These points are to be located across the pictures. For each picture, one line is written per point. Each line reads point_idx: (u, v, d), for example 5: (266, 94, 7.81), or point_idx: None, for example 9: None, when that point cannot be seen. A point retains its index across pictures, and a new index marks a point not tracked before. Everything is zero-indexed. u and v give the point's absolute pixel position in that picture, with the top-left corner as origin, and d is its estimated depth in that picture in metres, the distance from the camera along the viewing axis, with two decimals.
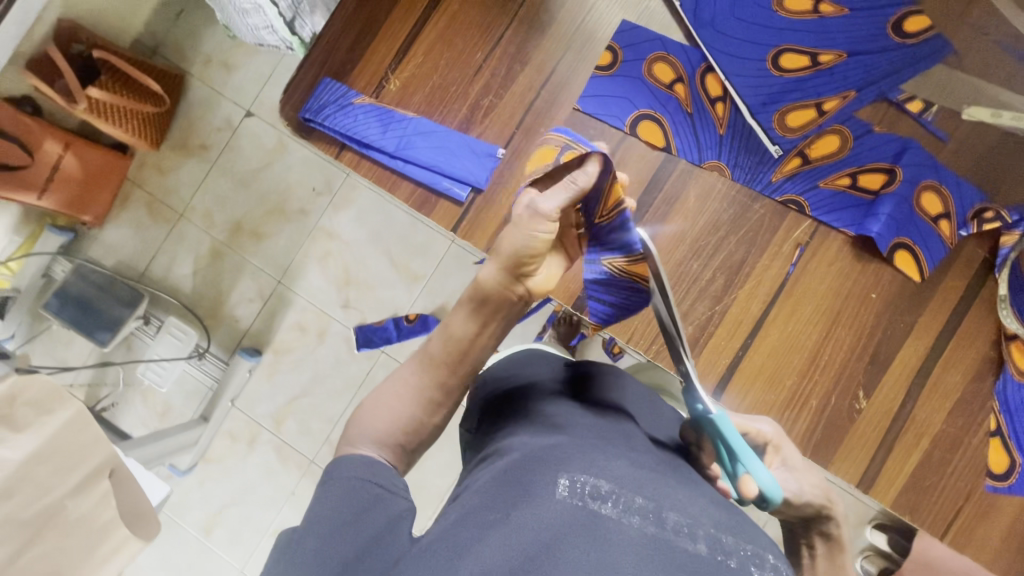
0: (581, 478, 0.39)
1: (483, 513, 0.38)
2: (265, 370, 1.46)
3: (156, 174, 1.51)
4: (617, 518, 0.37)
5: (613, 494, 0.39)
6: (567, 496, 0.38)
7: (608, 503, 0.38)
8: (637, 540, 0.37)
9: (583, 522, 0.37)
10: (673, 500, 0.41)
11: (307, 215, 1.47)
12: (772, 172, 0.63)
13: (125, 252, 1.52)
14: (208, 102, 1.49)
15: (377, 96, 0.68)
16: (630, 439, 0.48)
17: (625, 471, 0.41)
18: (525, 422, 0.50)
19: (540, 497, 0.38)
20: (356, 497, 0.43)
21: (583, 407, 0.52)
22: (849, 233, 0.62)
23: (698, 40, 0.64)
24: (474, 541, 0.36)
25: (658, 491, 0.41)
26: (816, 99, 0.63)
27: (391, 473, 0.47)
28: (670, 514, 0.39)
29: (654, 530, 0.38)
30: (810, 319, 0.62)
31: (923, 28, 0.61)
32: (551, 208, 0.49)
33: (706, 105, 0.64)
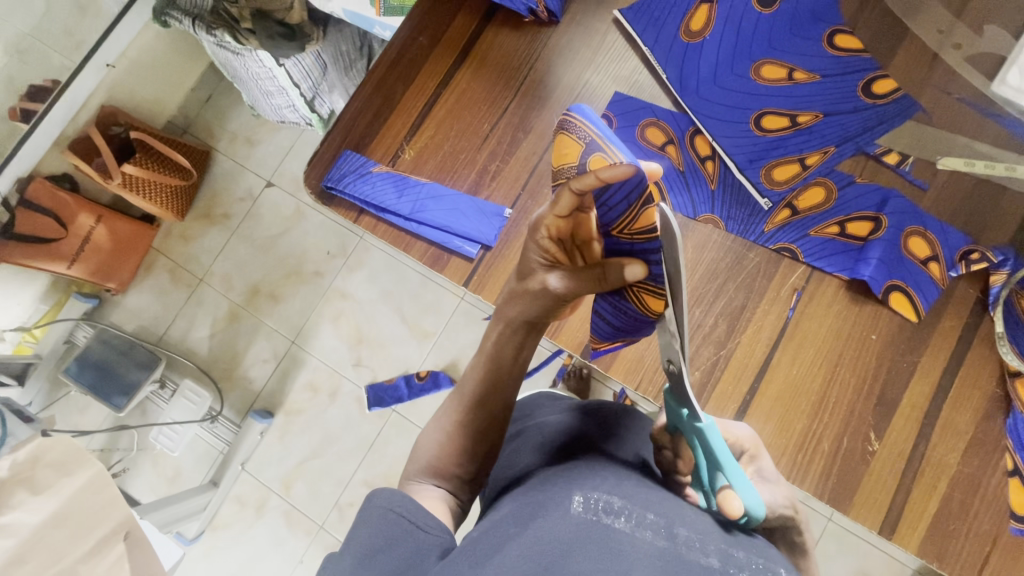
0: (594, 495, 0.43)
1: (503, 530, 0.42)
2: (276, 432, 1.46)
3: (180, 242, 1.59)
4: (629, 530, 0.40)
5: (624, 510, 0.42)
6: (581, 510, 0.42)
7: (620, 518, 0.41)
8: (649, 549, 0.39)
9: (598, 533, 0.40)
10: (684, 519, 0.44)
11: (322, 277, 1.52)
12: (764, 223, 0.67)
13: (146, 317, 1.57)
14: (231, 174, 1.59)
15: (393, 165, 0.74)
16: (639, 467, 0.52)
17: (634, 492, 0.45)
18: (539, 457, 0.54)
19: (557, 512, 0.42)
20: (387, 529, 0.45)
21: (588, 432, 0.56)
22: (843, 277, 0.65)
23: (685, 106, 0.70)
24: (494, 552, 0.39)
25: (668, 511, 0.44)
26: (798, 155, 0.67)
27: (416, 503, 0.47)
28: (680, 529, 0.42)
29: (665, 542, 0.40)
30: (813, 361, 0.64)
31: (891, 89, 0.67)
32: (556, 286, 0.52)
33: (697, 164, 0.69)
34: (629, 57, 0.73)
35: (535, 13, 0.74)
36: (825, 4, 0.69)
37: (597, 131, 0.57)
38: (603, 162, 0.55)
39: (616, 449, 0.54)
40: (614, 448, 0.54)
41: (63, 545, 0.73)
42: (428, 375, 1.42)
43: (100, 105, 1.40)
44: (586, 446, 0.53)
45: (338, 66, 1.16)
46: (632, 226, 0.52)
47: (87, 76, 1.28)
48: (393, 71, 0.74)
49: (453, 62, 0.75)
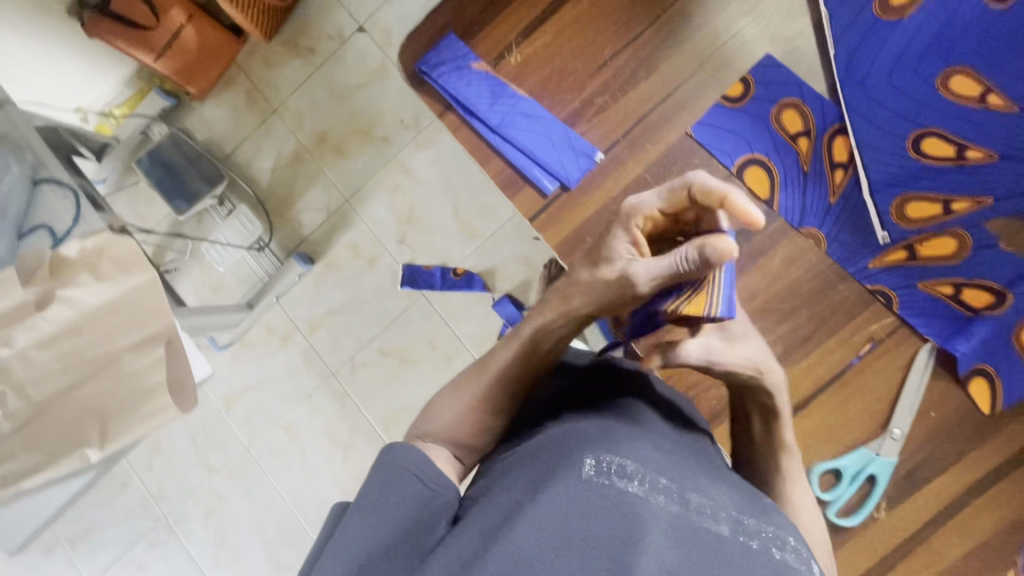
0: (608, 461, 0.53)
1: (524, 488, 0.52)
2: (313, 279, 1.53)
3: (262, 65, 1.57)
4: (643, 494, 0.51)
5: (637, 474, 0.52)
6: (596, 474, 0.51)
7: (634, 482, 0.52)
8: (661, 511, 0.50)
9: (610, 494, 0.50)
10: (696, 487, 0.54)
11: (389, 144, 1.50)
12: (871, 259, 0.59)
13: (217, 130, 1.60)
14: (325, 7, 1.53)
15: (494, 66, 0.67)
16: (653, 430, 0.60)
17: (649, 459, 0.54)
18: (555, 414, 0.63)
19: (572, 475, 0.51)
20: (402, 490, 0.55)
21: (606, 397, 0.64)
22: (931, 344, 0.59)
23: (840, 96, 0.60)
24: (518, 507, 0.50)
25: (680, 478, 0.54)
26: (947, 195, 0.58)
27: (428, 464, 0.58)
28: (692, 496, 0.53)
29: (676, 507, 0.51)
30: (853, 415, 0.60)
31: None
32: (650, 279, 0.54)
33: (826, 167, 0.60)
34: (799, 15, 0.61)
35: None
36: None
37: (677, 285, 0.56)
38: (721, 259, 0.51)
39: (629, 411, 0.62)
40: (628, 411, 0.61)
41: (114, 331, 0.80)
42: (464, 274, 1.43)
43: None
44: (596, 405, 0.62)
45: None
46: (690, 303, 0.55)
47: None
48: None
49: None
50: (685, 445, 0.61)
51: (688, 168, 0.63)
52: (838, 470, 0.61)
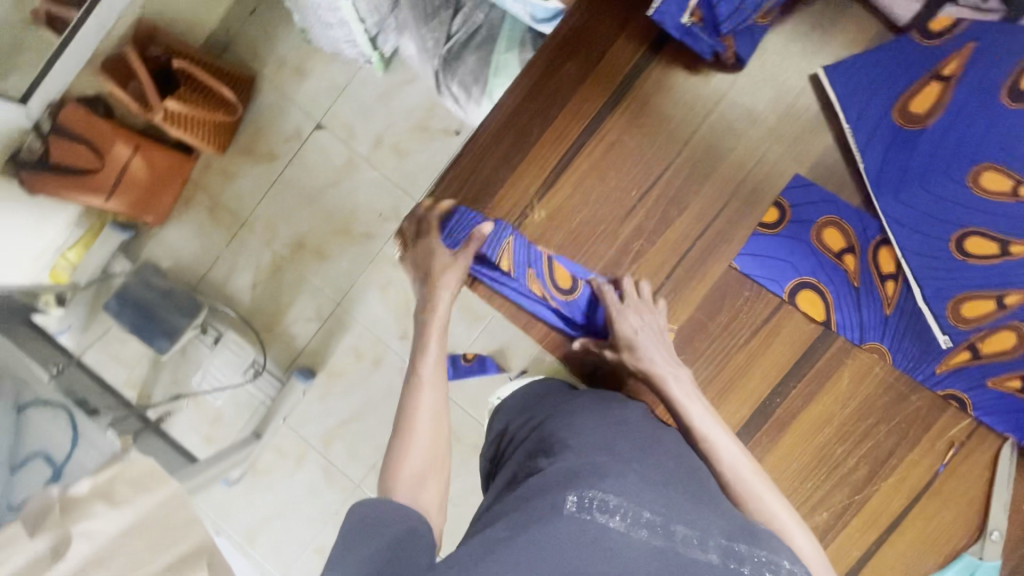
0: (589, 495, 0.44)
1: (496, 530, 0.44)
2: (317, 391, 1.46)
3: (220, 178, 1.49)
4: (625, 530, 0.43)
5: (621, 507, 0.44)
6: (575, 511, 0.43)
7: (615, 517, 0.44)
8: (645, 550, 0.43)
9: (590, 533, 0.43)
10: (683, 513, 0.46)
11: (372, 239, 1.44)
12: (937, 365, 0.59)
13: (185, 254, 1.50)
14: (277, 109, 1.46)
15: (519, 225, 0.64)
16: (640, 449, 0.52)
17: (636, 485, 0.46)
18: (540, 441, 0.55)
19: (551, 515, 0.43)
20: (361, 534, 0.47)
21: (589, 418, 0.56)
22: (1012, 439, 0.58)
23: (877, 208, 0.60)
24: (486, 556, 0.42)
25: (667, 504, 0.46)
26: (1000, 290, 0.58)
27: (386, 503, 0.50)
28: (679, 527, 0.44)
29: (661, 542, 0.43)
30: (951, 524, 0.60)
31: None
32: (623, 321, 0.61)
33: (877, 282, 0.60)
34: (821, 133, 0.61)
35: (702, 21, 0.58)
36: None
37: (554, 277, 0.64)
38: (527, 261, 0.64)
39: (612, 432, 0.54)
40: (613, 435, 0.53)
41: (144, 555, 0.71)
42: (475, 357, 1.27)
43: (137, 18, 1.22)
44: (576, 423, 0.55)
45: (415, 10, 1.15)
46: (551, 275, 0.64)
47: None
48: (530, 107, 0.63)
49: (604, 105, 0.63)
50: (680, 461, 0.53)
51: (740, 301, 0.62)
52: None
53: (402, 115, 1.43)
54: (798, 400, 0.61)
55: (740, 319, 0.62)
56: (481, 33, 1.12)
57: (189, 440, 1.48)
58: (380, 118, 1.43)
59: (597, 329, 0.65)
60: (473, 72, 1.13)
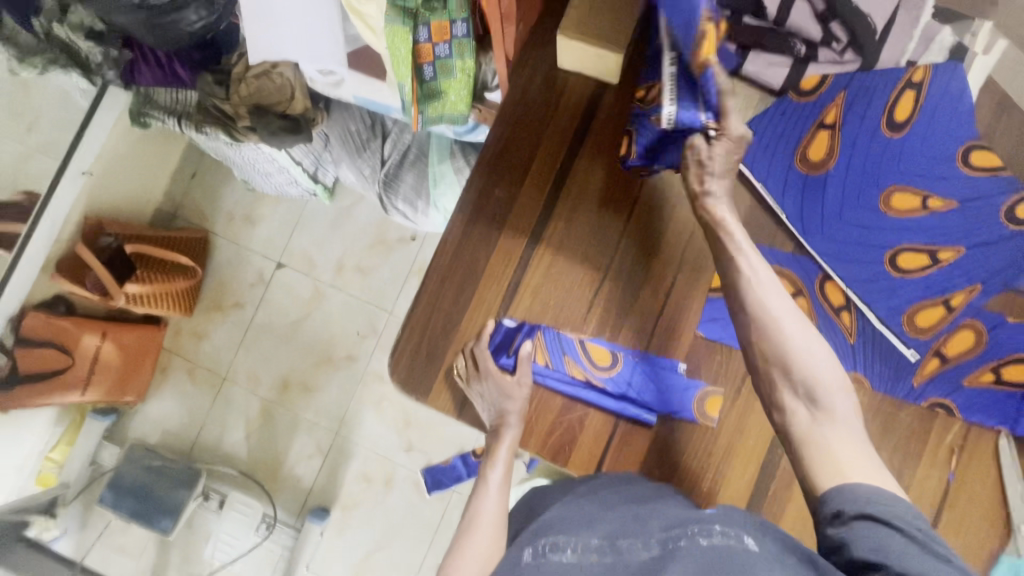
0: (541, 544, 0.53)
1: None
2: (335, 529, 1.41)
3: (193, 340, 1.49)
4: (575, 558, 0.50)
5: (570, 543, 0.52)
6: (532, 559, 0.51)
7: (566, 552, 0.51)
8: (593, 566, 0.49)
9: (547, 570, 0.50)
10: (626, 528, 0.52)
11: (355, 360, 1.45)
12: (912, 378, 0.62)
13: (172, 424, 1.48)
14: (236, 260, 1.50)
15: (507, 309, 0.66)
16: (598, 488, 0.59)
17: (585, 522, 0.54)
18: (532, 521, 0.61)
19: (511, 567, 0.52)
20: None
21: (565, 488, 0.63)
22: (1003, 429, 0.61)
23: (809, 249, 0.64)
24: None
25: (614, 526, 0.53)
26: (942, 295, 0.62)
27: None
28: (622, 540, 0.51)
29: (609, 559, 0.49)
30: (981, 529, 0.60)
31: (992, 165, 0.61)
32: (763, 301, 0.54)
33: (833, 316, 0.63)
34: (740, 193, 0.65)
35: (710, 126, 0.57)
36: (960, 117, 0.61)
37: (590, 360, 0.65)
38: (569, 357, 0.65)
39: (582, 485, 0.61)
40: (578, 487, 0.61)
41: None
42: None
43: (83, 217, 1.27)
44: (552, 496, 0.63)
45: (344, 145, 1.20)
46: (593, 360, 0.65)
47: None
48: (472, 236, 0.66)
49: (541, 215, 0.67)
50: (640, 489, 0.59)
51: (715, 365, 0.64)
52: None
53: (357, 237, 1.47)
54: None
55: (721, 383, 0.64)
56: (412, 152, 1.18)
57: None
58: (336, 244, 1.48)
59: (634, 403, 0.64)
60: (414, 188, 1.18)
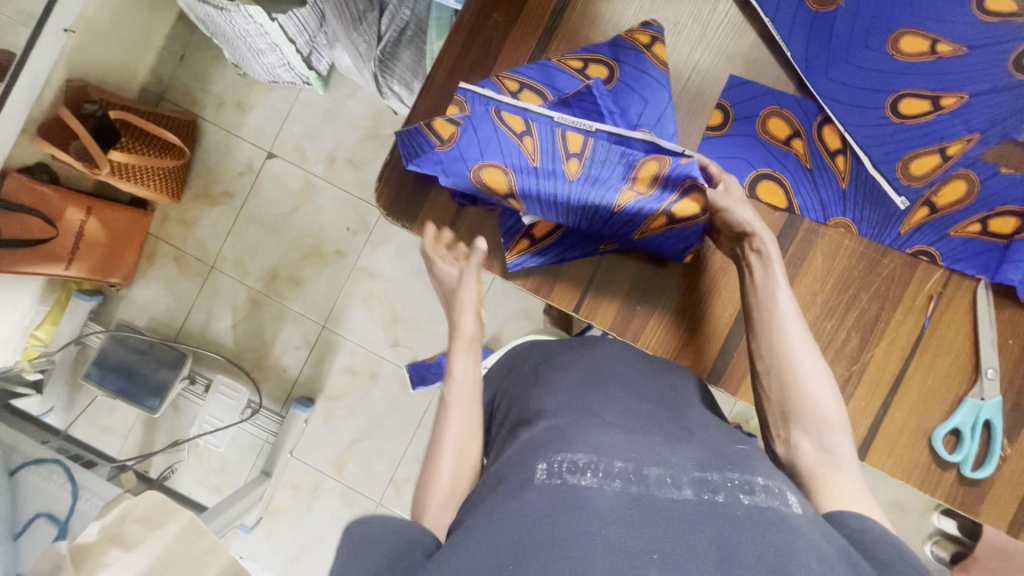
0: (557, 459, 0.42)
1: (474, 519, 0.41)
2: (320, 417, 1.44)
3: (180, 227, 1.47)
4: (597, 486, 0.40)
5: (591, 464, 0.42)
6: (546, 478, 0.41)
7: (586, 475, 0.41)
8: (618, 499, 0.39)
9: (563, 496, 0.39)
10: (652, 456, 0.43)
11: (344, 255, 1.44)
12: (900, 225, 0.62)
13: (159, 310, 1.48)
14: (225, 147, 1.46)
15: None
16: (617, 400, 0.50)
17: (602, 441, 0.44)
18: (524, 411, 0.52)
19: (520, 486, 0.41)
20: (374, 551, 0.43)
21: (569, 379, 0.53)
22: (984, 279, 0.61)
23: (812, 91, 0.62)
24: (462, 545, 0.38)
25: (639, 451, 0.43)
26: (939, 143, 0.60)
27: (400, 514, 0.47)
28: (651, 469, 0.41)
29: (634, 489, 0.40)
30: (948, 372, 0.61)
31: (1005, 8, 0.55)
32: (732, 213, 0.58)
33: (827, 159, 0.62)
34: (746, 35, 0.64)
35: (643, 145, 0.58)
36: None
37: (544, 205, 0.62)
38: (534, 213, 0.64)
39: (599, 388, 0.52)
40: (591, 392, 0.51)
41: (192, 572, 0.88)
42: None
43: (65, 78, 1.20)
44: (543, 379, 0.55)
45: (341, 20, 1.12)
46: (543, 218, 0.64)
47: (45, 46, 1.09)
48: (466, 62, 0.64)
49: (539, 43, 0.65)
50: (662, 404, 0.51)
51: None
52: (956, 429, 0.61)
53: (350, 130, 1.44)
54: None
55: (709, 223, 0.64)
56: (411, 28, 1.13)
57: (200, 494, 1.44)
58: (329, 135, 1.44)
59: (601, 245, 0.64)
60: (411, 68, 1.16)
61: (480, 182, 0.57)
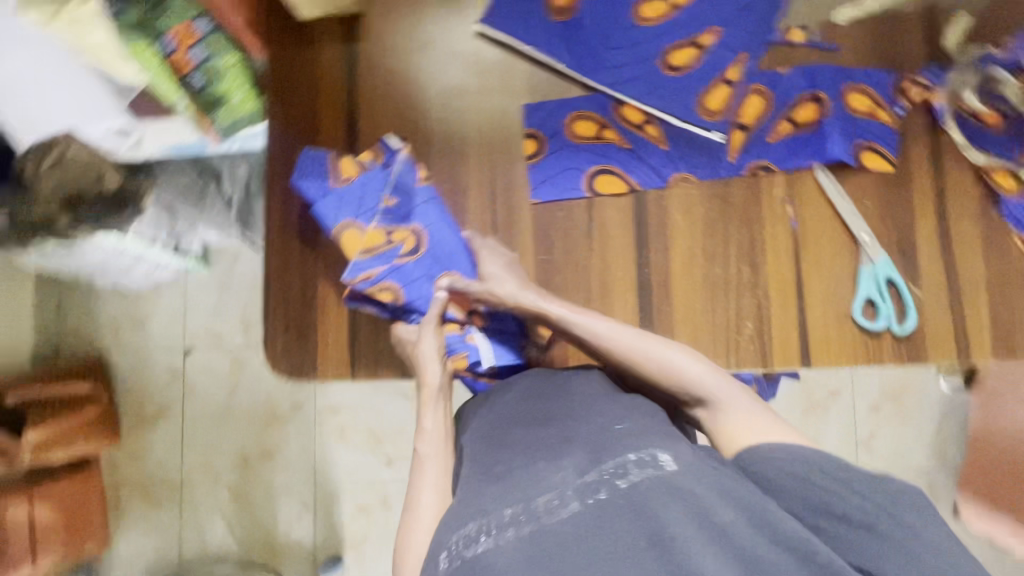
0: (454, 540, 0.40)
1: None
2: (354, 569, 1.37)
3: (133, 462, 1.41)
4: (493, 546, 0.38)
5: (484, 525, 0.40)
6: (449, 564, 0.39)
7: (480, 540, 0.39)
8: (515, 548, 0.38)
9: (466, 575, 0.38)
10: (537, 482, 0.42)
11: (301, 405, 1.41)
12: (727, 156, 0.66)
13: (150, 553, 1.40)
14: (140, 366, 1.42)
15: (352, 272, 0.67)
16: (510, 436, 0.49)
17: (489, 494, 0.42)
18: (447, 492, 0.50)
19: None
20: None
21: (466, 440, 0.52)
22: (817, 164, 0.65)
23: (596, 85, 0.67)
24: None
25: (525, 485, 0.42)
26: (719, 74, 0.66)
27: None
28: (538, 499, 0.40)
29: (528, 527, 0.39)
30: (835, 254, 0.65)
31: None
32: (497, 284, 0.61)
33: (640, 133, 0.67)
34: (516, 67, 0.68)
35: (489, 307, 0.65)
36: None
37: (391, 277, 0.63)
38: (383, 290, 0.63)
39: (491, 434, 0.51)
40: (483, 445, 0.50)
41: None
42: None
43: None
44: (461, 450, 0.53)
45: (189, 202, 1.02)
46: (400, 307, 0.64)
47: None
48: (291, 208, 0.66)
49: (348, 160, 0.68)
50: (546, 417, 0.50)
51: (561, 222, 0.67)
52: (869, 298, 0.64)
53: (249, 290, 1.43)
54: (661, 258, 0.66)
55: (572, 235, 0.67)
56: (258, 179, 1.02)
57: None
58: (232, 305, 1.42)
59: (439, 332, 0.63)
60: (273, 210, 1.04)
61: (338, 240, 0.63)
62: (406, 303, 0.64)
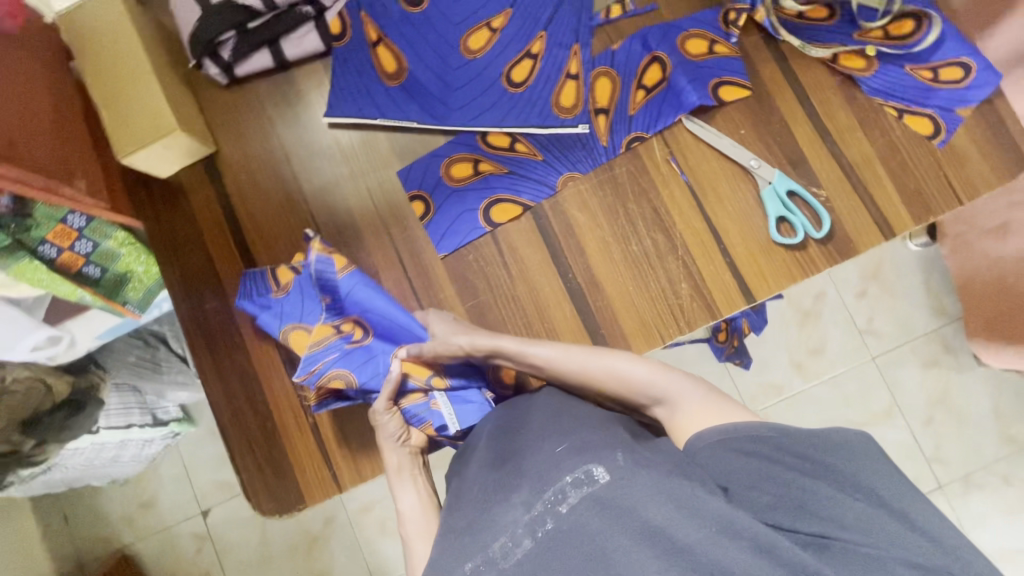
0: None
1: None
2: None
3: None
4: None
5: None
6: None
7: None
8: None
9: None
10: (490, 526, 0.45)
11: None
12: (599, 142, 0.68)
13: None
14: None
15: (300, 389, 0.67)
16: (466, 484, 0.52)
17: (451, 550, 0.46)
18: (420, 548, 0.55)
19: None
20: None
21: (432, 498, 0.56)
22: (683, 116, 0.67)
23: (455, 127, 0.68)
24: None
25: (480, 532, 0.45)
26: (561, 74, 0.69)
27: None
28: (493, 545, 0.44)
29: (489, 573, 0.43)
30: (733, 190, 0.67)
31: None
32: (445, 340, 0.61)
33: (513, 153, 0.68)
34: (377, 141, 0.70)
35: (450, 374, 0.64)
36: None
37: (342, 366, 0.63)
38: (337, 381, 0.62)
39: (455, 490, 0.53)
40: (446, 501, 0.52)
41: None
42: None
43: None
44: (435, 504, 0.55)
45: (144, 375, 1.03)
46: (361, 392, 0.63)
47: None
48: (224, 352, 0.67)
49: None
50: (499, 459, 0.52)
51: (476, 263, 0.68)
52: (780, 217, 0.65)
53: None
54: (579, 258, 0.67)
55: (491, 271, 0.68)
56: None
57: None
58: None
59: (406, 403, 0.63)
60: None
61: (286, 342, 0.64)
62: (362, 386, 0.63)
